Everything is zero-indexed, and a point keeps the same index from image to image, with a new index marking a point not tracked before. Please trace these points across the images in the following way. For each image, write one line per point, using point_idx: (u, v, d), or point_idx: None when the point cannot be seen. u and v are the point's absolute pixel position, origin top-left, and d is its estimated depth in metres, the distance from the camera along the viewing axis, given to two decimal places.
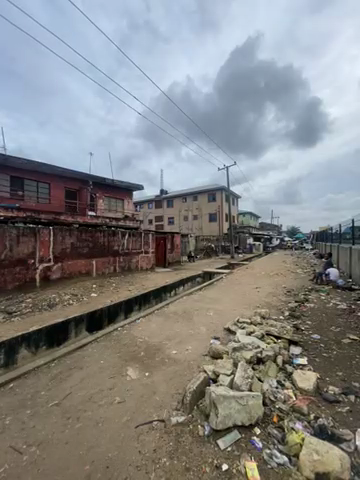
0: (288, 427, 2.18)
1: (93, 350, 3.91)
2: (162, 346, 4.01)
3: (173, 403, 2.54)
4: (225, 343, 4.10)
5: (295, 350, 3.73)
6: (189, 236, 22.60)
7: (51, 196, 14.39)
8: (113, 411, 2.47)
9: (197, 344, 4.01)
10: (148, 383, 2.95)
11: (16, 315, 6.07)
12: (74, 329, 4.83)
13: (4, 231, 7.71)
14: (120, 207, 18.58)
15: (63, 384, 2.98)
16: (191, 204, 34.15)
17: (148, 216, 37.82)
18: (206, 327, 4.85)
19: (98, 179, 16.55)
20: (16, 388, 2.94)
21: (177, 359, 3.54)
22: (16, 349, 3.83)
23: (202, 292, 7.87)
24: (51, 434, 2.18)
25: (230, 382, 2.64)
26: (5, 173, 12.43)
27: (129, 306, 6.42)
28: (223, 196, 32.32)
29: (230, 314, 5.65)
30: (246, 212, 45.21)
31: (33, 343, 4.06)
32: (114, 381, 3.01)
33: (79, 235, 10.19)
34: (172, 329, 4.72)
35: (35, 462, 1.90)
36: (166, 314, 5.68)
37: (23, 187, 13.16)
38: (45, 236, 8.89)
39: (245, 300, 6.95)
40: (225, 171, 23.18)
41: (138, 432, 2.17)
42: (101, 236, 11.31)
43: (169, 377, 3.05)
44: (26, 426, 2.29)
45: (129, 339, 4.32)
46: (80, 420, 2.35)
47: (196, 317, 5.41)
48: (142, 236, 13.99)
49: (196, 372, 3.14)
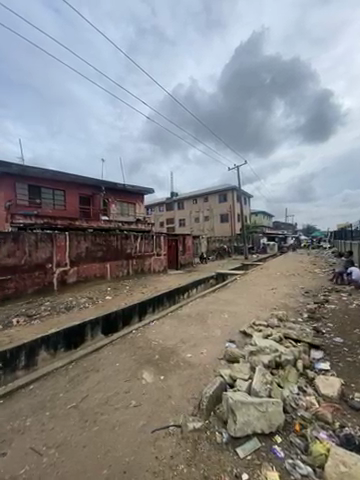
0: (311, 436, 2.06)
1: (109, 353, 3.96)
2: (176, 348, 3.98)
3: (189, 408, 2.50)
4: (242, 346, 4.00)
5: (316, 355, 3.54)
6: (201, 238, 22.47)
7: (66, 203, 14.93)
8: (129, 415, 2.46)
9: (212, 347, 3.95)
10: (164, 386, 2.92)
11: (36, 318, 6.31)
12: (91, 332, 4.93)
13: (23, 238, 8.08)
14: (132, 211, 18.83)
15: (80, 387, 3.03)
16: (202, 205, 33.95)
17: (160, 219, 38.19)
18: (221, 329, 4.75)
19: (110, 184, 16.95)
20: (37, 389, 3.03)
21: (192, 362, 3.49)
22: (36, 351, 3.96)
23: (216, 294, 7.77)
24: (69, 437, 2.20)
25: (249, 387, 2.54)
26: (24, 182, 13.10)
27: (142, 308, 6.44)
28: (235, 196, 31.78)
29: (246, 316, 5.49)
30: (258, 212, 44.30)
31: (52, 345, 4.20)
32: (130, 384, 3.01)
33: (93, 239, 10.47)
34: (186, 332, 4.67)
35: (54, 465, 1.92)
36: (180, 316, 5.64)
37: (40, 195, 13.78)
38: (61, 241, 9.20)
39: (261, 302, 6.74)
40: (236, 171, 22.85)
41: (154, 437, 2.15)
42: (114, 240, 11.52)
43: (185, 381, 3.01)
44: (46, 428, 2.35)
45: (144, 341, 4.32)
46: (97, 423, 2.37)
47: (210, 320, 5.34)
48: (154, 239, 14.06)
49: (212, 376, 3.07)
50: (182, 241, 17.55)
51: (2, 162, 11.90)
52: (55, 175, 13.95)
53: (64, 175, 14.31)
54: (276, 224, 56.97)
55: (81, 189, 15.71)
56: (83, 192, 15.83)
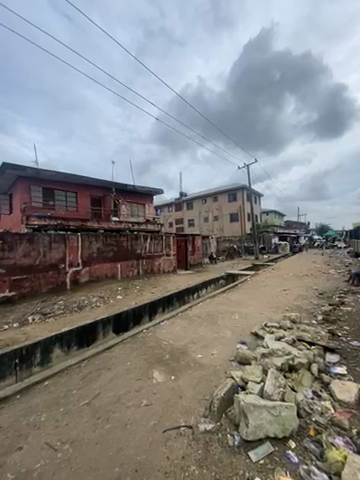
0: (327, 442, 1.99)
1: (120, 352, 4.01)
2: (187, 349, 3.97)
3: (201, 410, 2.48)
4: (253, 348, 3.92)
5: (331, 358, 3.42)
6: (210, 238, 22.32)
7: (78, 204, 15.32)
8: (140, 414, 2.48)
9: (222, 348, 3.91)
10: (174, 387, 2.92)
11: (50, 316, 6.51)
12: (102, 330, 5.02)
13: (38, 238, 8.36)
14: (142, 212, 19.03)
15: (93, 384, 3.09)
16: (211, 205, 33.73)
17: (169, 219, 38.35)
18: (232, 331, 4.69)
19: (121, 185, 17.20)
20: (51, 386, 3.12)
21: (203, 363, 3.47)
22: (51, 348, 4.09)
23: (227, 294, 7.68)
24: (82, 434, 2.25)
25: (261, 390, 2.49)
26: (38, 185, 13.58)
27: (152, 308, 6.49)
28: (245, 195, 31.27)
29: (257, 318, 5.39)
30: (269, 211, 43.39)
31: (65, 342, 4.32)
32: (141, 383, 3.04)
33: (104, 240, 10.67)
34: (196, 332, 4.66)
35: (68, 460, 1.97)
36: (190, 316, 5.63)
37: (54, 197, 14.23)
38: (73, 241, 9.45)
39: (273, 303, 6.59)
40: (247, 170, 22.40)
41: (165, 437, 2.15)
42: (124, 240, 11.67)
43: (196, 382, 2.99)
44: (60, 424, 2.41)
45: (154, 341, 4.35)
46: (109, 420, 2.41)
47: (221, 320, 5.29)
48: (164, 239, 14.13)
49: (223, 378, 3.03)
50: (191, 241, 17.51)
51: (18, 166, 12.40)
52: (67, 177, 14.34)
53: (76, 177, 14.69)
54: (288, 224, 55.53)
55: (92, 191, 16.07)
56: (95, 194, 16.18)
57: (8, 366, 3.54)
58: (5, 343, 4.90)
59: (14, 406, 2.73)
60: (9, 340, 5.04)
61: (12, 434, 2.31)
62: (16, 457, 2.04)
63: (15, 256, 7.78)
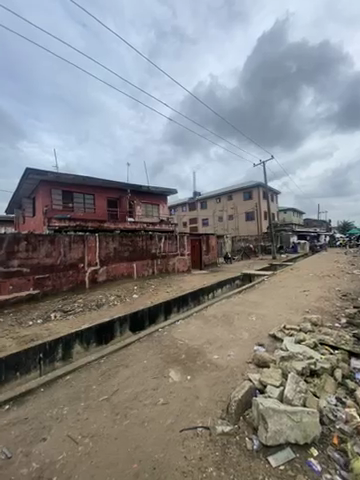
0: (353, 452, 1.87)
1: (137, 349, 4.10)
2: (203, 349, 3.95)
3: (218, 411, 2.45)
4: (272, 351, 3.81)
5: (357, 364, 3.22)
6: (225, 237, 22.04)
7: (95, 206, 15.84)
8: (157, 412, 2.51)
9: (239, 350, 3.84)
10: (191, 387, 2.91)
11: (71, 313, 6.82)
12: (119, 328, 5.15)
13: (59, 239, 8.76)
14: (156, 212, 19.22)
15: (111, 381, 3.18)
16: (226, 204, 33.23)
17: (183, 219, 38.40)
18: (248, 332, 4.60)
19: (135, 186, 17.50)
20: (72, 381, 3.26)
21: (219, 364, 3.43)
22: (72, 344, 4.28)
23: (243, 295, 7.52)
24: (102, 428, 2.33)
25: (281, 394, 2.41)
26: (58, 188, 14.22)
27: (168, 307, 6.53)
28: (261, 193, 30.37)
29: (275, 319, 5.22)
30: (287, 209, 41.83)
31: (85, 339, 4.49)
32: (157, 381, 3.07)
33: (120, 240, 10.94)
34: (212, 333, 4.61)
35: (88, 453, 2.04)
36: (205, 316, 5.59)
37: (72, 200, 14.84)
38: (92, 242, 9.79)
39: (291, 304, 6.34)
40: (263, 166, 21.68)
41: (182, 437, 2.16)
42: (140, 240, 11.87)
43: (212, 383, 2.96)
44: (81, 417, 2.51)
45: (170, 340, 4.38)
46: (127, 417, 2.47)
47: (237, 321, 5.19)
48: (178, 239, 14.16)
49: (240, 380, 2.97)
50: (205, 241, 17.39)
51: (40, 170, 13.09)
52: (85, 180, 14.86)
53: (93, 180, 15.18)
54: (307, 222, 53.13)
55: (108, 193, 16.54)
56: (111, 195, 16.64)
57: (32, 360, 3.76)
58: (30, 338, 5.20)
59: (38, 399, 2.89)
60: (34, 335, 5.34)
61: (37, 425, 2.44)
62: (41, 447, 2.15)
63: (38, 256, 8.22)
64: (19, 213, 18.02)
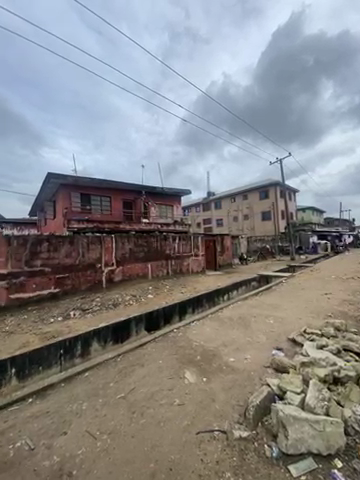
0: None
1: (152, 349, 4.14)
2: (218, 351, 3.90)
3: (235, 415, 2.40)
4: (291, 356, 3.65)
5: None
6: (240, 237, 21.78)
7: (112, 207, 16.28)
8: (173, 412, 2.51)
9: (256, 353, 3.73)
10: (207, 389, 2.88)
11: (89, 312, 7.06)
12: (135, 328, 5.24)
13: (78, 240, 9.12)
14: (170, 213, 19.32)
15: (128, 379, 3.24)
16: (241, 204, 32.59)
17: (197, 219, 38.27)
18: (266, 335, 4.46)
19: (150, 187, 17.73)
20: (90, 377, 3.37)
21: (236, 367, 3.36)
22: (90, 342, 4.42)
23: (259, 297, 7.31)
24: (119, 426, 2.37)
25: (302, 402, 2.30)
26: (77, 191, 14.82)
27: (182, 308, 6.53)
28: (278, 192, 29.41)
29: (294, 323, 5.01)
30: (306, 207, 40.12)
31: (102, 337, 4.62)
32: (173, 382, 3.08)
33: (135, 241, 11.14)
34: (228, 335, 4.53)
35: (106, 450, 2.08)
36: (221, 318, 5.51)
37: (90, 202, 15.39)
38: (108, 242, 10.07)
39: (312, 308, 6.06)
40: (280, 164, 20.96)
41: (199, 439, 2.13)
42: (154, 241, 12.01)
43: (229, 386, 2.91)
44: (99, 414, 2.58)
45: (185, 341, 4.37)
46: (143, 416, 2.50)
47: (254, 324, 5.05)
48: (192, 239, 14.13)
49: (258, 385, 2.88)
50: (220, 241, 17.18)
51: (61, 175, 13.74)
52: (101, 183, 15.35)
53: (109, 182, 15.63)
54: (328, 221, 50.53)
55: (124, 195, 16.93)
56: (126, 197, 17.02)
57: (54, 356, 3.93)
58: (52, 335, 5.45)
59: (59, 394, 3.01)
60: (55, 332, 5.59)
61: (58, 419, 2.55)
62: (61, 441, 2.24)
63: (59, 256, 8.61)
64: (41, 216, 19.03)
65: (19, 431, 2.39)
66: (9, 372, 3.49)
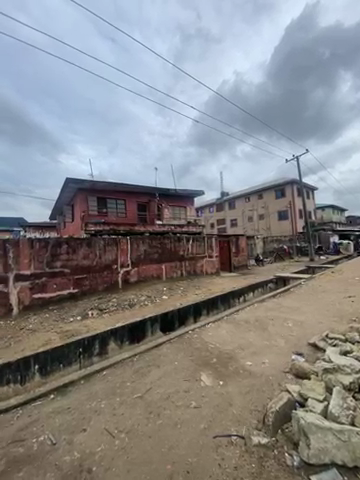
0: None
1: (168, 350, 4.15)
2: (235, 354, 3.82)
3: (253, 421, 2.33)
4: (312, 362, 3.49)
5: None
6: (255, 237, 21.64)
7: (127, 210, 16.66)
8: (190, 415, 2.50)
9: (275, 358, 3.61)
10: (223, 392, 2.84)
11: (106, 311, 7.25)
12: (150, 328, 5.29)
13: (95, 242, 9.43)
14: (184, 214, 19.35)
15: (144, 379, 3.28)
16: (256, 203, 31.86)
17: (210, 220, 38.02)
18: (284, 339, 4.30)
19: (163, 189, 17.91)
20: (108, 376, 3.45)
21: (253, 371, 3.27)
22: (107, 341, 4.54)
23: (277, 300, 7.09)
24: (136, 425, 2.40)
25: (325, 410, 2.19)
26: (93, 195, 15.34)
27: (197, 309, 6.49)
28: (295, 190, 28.39)
29: (315, 327, 4.78)
30: (326, 206, 38.34)
31: (119, 337, 4.72)
32: (189, 384, 3.07)
33: (150, 242, 11.29)
34: (244, 338, 4.44)
35: (124, 449, 2.12)
36: (237, 321, 5.41)
37: (106, 205, 15.86)
38: (124, 244, 10.30)
39: (334, 311, 5.76)
40: (297, 161, 20.23)
41: (216, 443, 2.10)
42: (168, 242, 12.10)
43: (246, 390, 2.84)
44: (117, 412, 2.64)
45: (200, 343, 4.33)
46: (160, 416, 2.51)
47: (271, 327, 4.89)
48: (206, 241, 14.05)
49: (277, 391, 2.79)
50: (234, 242, 16.90)
51: (78, 179, 14.32)
52: (117, 186, 15.76)
53: (124, 185, 16.02)
54: (350, 219, 47.86)
55: (138, 197, 17.26)
56: (140, 200, 17.33)
57: (73, 354, 4.09)
58: (71, 333, 5.66)
59: (78, 391, 3.12)
60: (74, 331, 5.81)
61: (78, 416, 2.64)
62: (81, 437, 2.31)
63: (77, 258, 8.95)
64: (61, 219, 19.92)
65: (42, 426, 2.51)
66: (33, 369, 3.68)
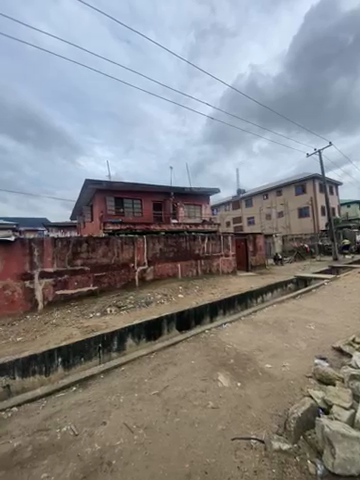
0: None
1: (184, 349, 4.16)
2: (253, 356, 3.73)
3: (273, 426, 2.26)
4: (337, 367, 3.30)
5: None
6: (274, 237, 21.08)
7: (143, 209, 16.93)
8: (207, 415, 2.48)
9: (296, 361, 3.47)
10: (242, 394, 2.78)
11: (123, 309, 7.45)
12: (167, 326, 5.34)
13: (113, 241, 9.70)
14: (199, 213, 19.22)
15: (162, 376, 3.32)
16: (274, 200, 30.74)
17: (226, 218, 37.44)
18: (306, 342, 4.11)
19: (179, 188, 17.91)
20: (126, 372, 3.54)
21: (273, 374, 3.17)
22: (125, 338, 4.66)
23: (297, 301, 6.79)
24: (154, 422, 2.44)
25: (352, 418, 2.06)
26: (111, 195, 15.78)
27: (213, 309, 6.43)
28: (317, 185, 26.92)
29: (341, 331, 4.50)
30: (352, 202, 35.92)
31: (136, 334, 4.83)
32: (206, 384, 3.05)
33: (165, 241, 11.38)
34: (263, 339, 4.31)
35: (142, 444, 2.16)
36: (255, 321, 5.27)
37: (123, 205, 16.25)
38: (140, 243, 10.48)
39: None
40: (319, 155, 19.12)
41: (235, 446, 2.07)
42: (183, 241, 12.09)
43: (265, 394, 2.76)
44: (135, 407, 2.70)
45: (217, 343, 4.28)
46: (177, 414, 2.53)
47: (292, 329, 4.70)
48: (222, 239, 13.84)
49: (299, 396, 2.68)
50: (252, 241, 16.45)
51: (97, 181, 14.81)
52: (133, 186, 16.07)
53: (140, 185, 16.29)
54: None
55: (154, 197, 17.45)
56: (156, 199, 17.51)
57: (93, 349, 4.26)
58: (91, 329, 5.90)
59: (99, 384, 3.24)
60: (94, 326, 6.03)
61: (98, 408, 2.74)
62: (102, 430, 2.39)
63: (96, 256, 9.27)
64: (81, 219, 20.79)
65: (65, 417, 2.64)
66: (56, 361, 3.88)
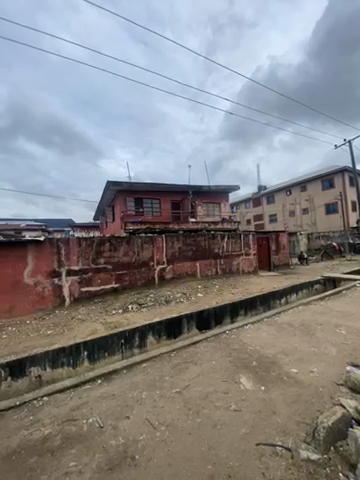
0: None
1: (205, 349, 4.13)
2: (277, 359, 3.58)
3: (300, 434, 2.15)
4: None
5: None
6: (298, 235, 19.95)
7: (161, 209, 17.14)
8: (230, 417, 2.43)
9: (325, 367, 3.26)
10: (266, 399, 2.68)
11: (144, 306, 7.62)
12: (187, 325, 5.35)
13: (133, 240, 9.96)
14: (218, 211, 18.93)
15: (182, 375, 3.33)
16: (298, 196, 29.18)
17: (247, 216, 36.44)
18: (336, 348, 3.84)
19: (197, 187, 17.81)
20: (148, 368, 3.61)
21: (299, 380, 3.01)
22: (146, 335, 4.76)
23: (325, 303, 6.37)
24: (176, 420, 2.45)
25: None
26: (131, 196, 16.21)
27: (234, 309, 6.29)
28: (346, 179, 24.94)
29: None
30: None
31: (157, 331, 4.90)
32: (227, 385, 2.99)
33: (184, 240, 11.40)
34: (288, 343, 4.11)
35: (165, 441, 2.19)
36: (278, 323, 5.05)
37: (142, 205, 16.60)
38: (159, 242, 10.63)
39: None
40: (348, 146, 17.70)
41: (259, 452, 1.99)
42: (202, 240, 12.00)
43: (291, 400, 2.63)
44: (157, 404, 2.74)
45: (239, 345, 4.18)
46: (199, 414, 2.51)
47: (320, 333, 4.42)
48: (242, 238, 13.48)
49: (329, 405, 2.51)
50: (274, 239, 15.78)
51: (117, 182, 15.31)
52: (152, 186, 16.33)
53: (159, 185, 16.51)
54: None
55: (172, 196, 17.57)
56: (175, 198, 17.60)
57: (116, 344, 4.41)
58: (114, 325, 6.12)
59: (122, 379, 3.35)
60: (117, 323, 6.26)
61: (122, 402, 2.83)
62: (125, 424, 2.47)
63: (118, 255, 9.59)
64: (103, 219, 21.68)
65: (91, 408, 2.77)
66: (82, 355, 4.08)
